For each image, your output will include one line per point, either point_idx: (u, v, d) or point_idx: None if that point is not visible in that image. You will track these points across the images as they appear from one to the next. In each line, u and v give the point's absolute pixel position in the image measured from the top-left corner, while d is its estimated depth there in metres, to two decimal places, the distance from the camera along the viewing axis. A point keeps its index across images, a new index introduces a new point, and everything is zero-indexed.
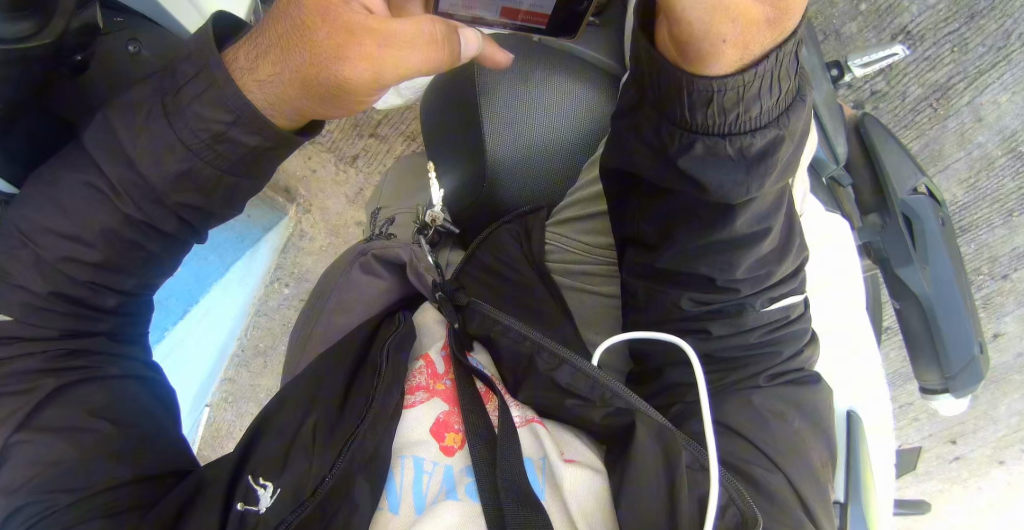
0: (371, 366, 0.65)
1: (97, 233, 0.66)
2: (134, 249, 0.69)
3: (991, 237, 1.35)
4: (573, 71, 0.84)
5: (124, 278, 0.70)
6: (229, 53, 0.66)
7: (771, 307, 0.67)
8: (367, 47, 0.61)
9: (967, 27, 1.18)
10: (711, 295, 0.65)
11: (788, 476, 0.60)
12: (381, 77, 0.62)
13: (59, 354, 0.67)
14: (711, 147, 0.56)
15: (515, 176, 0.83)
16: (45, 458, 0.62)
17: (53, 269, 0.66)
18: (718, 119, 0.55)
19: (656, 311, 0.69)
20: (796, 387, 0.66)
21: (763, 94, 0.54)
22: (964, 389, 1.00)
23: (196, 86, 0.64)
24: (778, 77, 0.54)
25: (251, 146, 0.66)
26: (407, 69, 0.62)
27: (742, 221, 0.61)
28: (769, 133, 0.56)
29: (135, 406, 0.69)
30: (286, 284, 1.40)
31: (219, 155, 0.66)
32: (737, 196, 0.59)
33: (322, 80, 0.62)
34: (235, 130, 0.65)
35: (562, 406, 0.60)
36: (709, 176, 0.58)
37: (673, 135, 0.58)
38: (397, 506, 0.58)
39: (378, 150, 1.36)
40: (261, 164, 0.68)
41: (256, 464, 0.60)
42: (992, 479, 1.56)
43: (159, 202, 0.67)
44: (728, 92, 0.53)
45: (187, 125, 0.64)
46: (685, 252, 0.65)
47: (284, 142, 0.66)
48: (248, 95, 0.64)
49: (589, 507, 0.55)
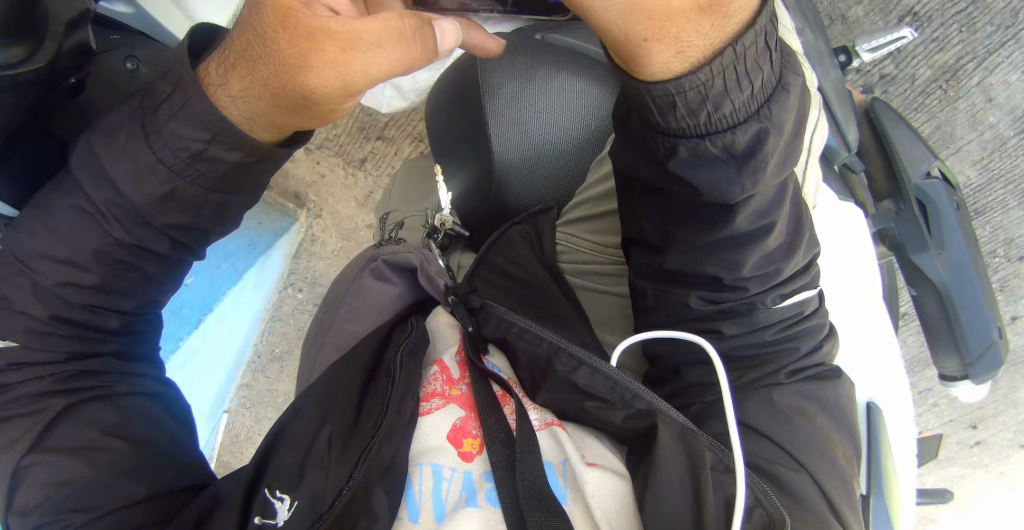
0: (386, 374, 0.64)
1: (87, 254, 0.66)
2: (129, 269, 0.69)
3: (1007, 219, 1.32)
4: (579, 69, 0.83)
5: (120, 299, 0.70)
6: (203, 69, 0.65)
7: (782, 303, 0.66)
8: (330, 53, 0.56)
9: (974, 7, 1.16)
10: (721, 293, 0.64)
11: (812, 473, 0.59)
12: (350, 83, 0.57)
13: (67, 376, 0.67)
14: (693, 149, 0.56)
15: (524, 178, 0.83)
16: (56, 480, 0.61)
17: (51, 293, 0.66)
18: (692, 121, 0.54)
19: (666, 312, 0.68)
20: (819, 382, 0.65)
21: (731, 90, 0.53)
22: (983, 376, 0.99)
23: (172, 105, 0.64)
24: (744, 68, 0.53)
25: (233, 162, 0.65)
26: (377, 71, 0.56)
27: (741, 219, 0.60)
28: (749, 127, 0.55)
29: (147, 421, 0.69)
30: (299, 289, 1.41)
31: (202, 174, 0.65)
32: (733, 196, 0.57)
33: (288, 91, 0.59)
34: (214, 148, 0.64)
35: (582, 409, 0.59)
36: (699, 177, 0.57)
37: (655, 140, 0.57)
38: (416, 514, 0.57)
39: (385, 152, 1.35)
40: (247, 179, 0.67)
41: (272, 477, 0.60)
42: (1014, 464, 1.54)
43: (147, 224, 0.66)
44: (689, 94, 0.53)
45: (168, 146, 0.64)
46: (694, 250, 0.63)
47: (267, 156, 0.65)
48: (225, 111, 0.63)
49: (614, 510, 0.55)
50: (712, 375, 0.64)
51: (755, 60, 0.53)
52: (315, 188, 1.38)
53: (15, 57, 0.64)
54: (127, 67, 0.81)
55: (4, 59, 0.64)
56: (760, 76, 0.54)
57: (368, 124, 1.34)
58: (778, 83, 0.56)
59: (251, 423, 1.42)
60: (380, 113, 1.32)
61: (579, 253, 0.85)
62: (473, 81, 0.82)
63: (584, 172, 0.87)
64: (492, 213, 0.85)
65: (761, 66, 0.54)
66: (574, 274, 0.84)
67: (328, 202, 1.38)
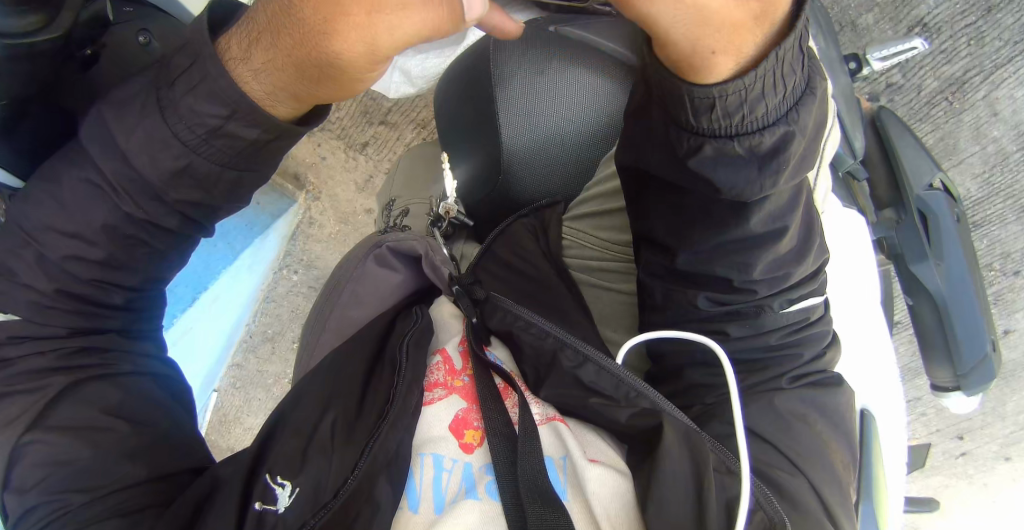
0: (388, 364, 0.65)
1: (95, 225, 0.65)
2: (138, 246, 0.68)
3: (1004, 233, 1.34)
4: (590, 63, 0.82)
5: (126, 275, 0.69)
6: (221, 44, 0.63)
7: (789, 308, 0.66)
8: (358, 17, 0.53)
9: (984, 21, 1.16)
10: (726, 295, 0.65)
11: (810, 478, 0.60)
12: (378, 47, 0.54)
13: (65, 353, 0.66)
14: (720, 149, 0.55)
15: (532, 171, 0.83)
16: (57, 458, 0.61)
17: (59, 269, 0.65)
18: (724, 122, 0.54)
19: (676, 313, 0.68)
20: (824, 389, 0.66)
21: (766, 94, 0.53)
22: (975, 388, 0.99)
23: (189, 78, 0.62)
24: (781, 72, 0.52)
25: (252, 140, 0.64)
26: (405, 36, 0.53)
27: (755, 222, 0.60)
28: (777, 130, 0.55)
29: (146, 401, 0.68)
30: (295, 271, 1.40)
31: (218, 150, 0.64)
32: (752, 195, 0.57)
33: (315, 59, 0.56)
34: (233, 125, 0.63)
35: (584, 405, 0.59)
36: (720, 177, 0.57)
37: (680, 137, 0.56)
38: (416, 504, 0.57)
39: (388, 137, 1.33)
40: (272, 154, 0.66)
41: (273, 462, 0.59)
42: (998, 475, 1.56)
43: (159, 199, 0.66)
44: (730, 98, 0.52)
45: (185, 122, 0.63)
46: (701, 252, 0.64)
47: (285, 133, 0.64)
48: (248, 88, 0.62)
49: (615, 506, 0.55)
50: (715, 377, 0.65)
51: (790, 63, 0.53)
52: (315, 170, 1.36)
53: (32, 25, 0.64)
54: (139, 41, 0.80)
55: (17, 27, 0.63)
56: (793, 79, 0.54)
57: (372, 107, 1.32)
58: (807, 84, 0.56)
59: (241, 404, 1.43)
60: (384, 99, 1.30)
61: (581, 250, 0.85)
62: (482, 71, 0.82)
63: (590, 169, 0.87)
64: (495, 206, 0.85)
65: (795, 70, 0.53)
66: (578, 269, 0.84)
67: (328, 184, 1.37)
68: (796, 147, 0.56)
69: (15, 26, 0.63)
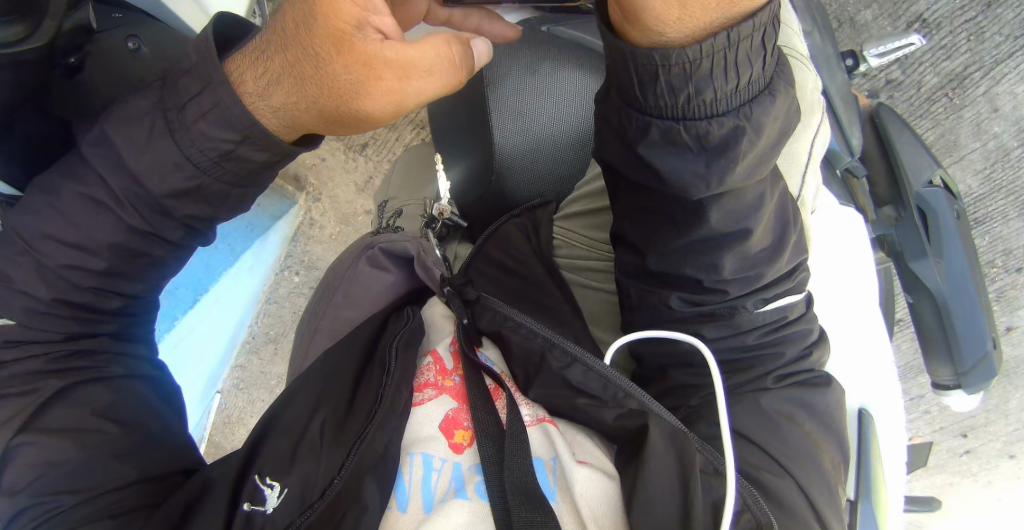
0: (379, 364, 0.65)
1: (101, 241, 0.66)
2: (134, 253, 0.68)
3: (1006, 230, 1.33)
4: (581, 63, 0.82)
5: (121, 281, 0.69)
6: (233, 69, 0.63)
7: (765, 308, 0.65)
8: (390, 82, 0.58)
9: (984, 16, 1.15)
10: (702, 295, 0.64)
11: (797, 479, 0.60)
12: (403, 106, 0.60)
13: (60, 355, 0.66)
14: (666, 132, 0.56)
15: (525, 171, 0.82)
16: (50, 460, 0.62)
17: (55, 276, 0.65)
18: (669, 100, 0.54)
19: (650, 315, 0.67)
20: (811, 389, 0.65)
21: (715, 78, 0.52)
22: (976, 386, 0.98)
23: (193, 96, 0.63)
24: (733, 58, 0.52)
25: (260, 162, 0.65)
26: (427, 96, 0.60)
27: (715, 217, 0.60)
28: (727, 122, 0.54)
29: (140, 406, 0.69)
30: (296, 273, 1.40)
31: (230, 172, 0.65)
32: (698, 191, 0.57)
33: (343, 113, 0.61)
34: (243, 148, 0.64)
35: (572, 405, 0.59)
36: (665, 163, 0.57)
37: (631, 118, 0.57)
38: (404, 504, 0.57)
39: (387, 138, 1.34)
40: (268, 173, 0.67)
41: (263, 463, 0.60)
42: (1001, 473, 1.55)
43: (158, 208, 0.66)
44: (674, 69, 0.52)
45: (182, 131, 0.63)
46: (672, 253, 0.63)
47: (291, 155, 0.66)
48: (262, 120, 0.63)
49: (602, 507, 0.55)
50: (705, 377, 0.64)
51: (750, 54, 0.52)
52: (316, 171, 1.36)
53: (17, 34, 0.65)
54: (129, 47, 0.81)
55: (3, 37, 0.64)
56: (750, 71, 0.53)
57: None
58: (769, 85, 0.55)
59: (244, 405, 1.43)
60: None
61: (572, 250, 0.84)
62: (474, 72, 0.81)
63: (583, 169, 0.86)
64: (489, 206, 0.85)
65: (754, 62, 0.53)
66: (568, 268, 0.84)
67: (328, 186, 1.37)
68: (748, 143, 0.55)
69: (3, 34, 0.64)
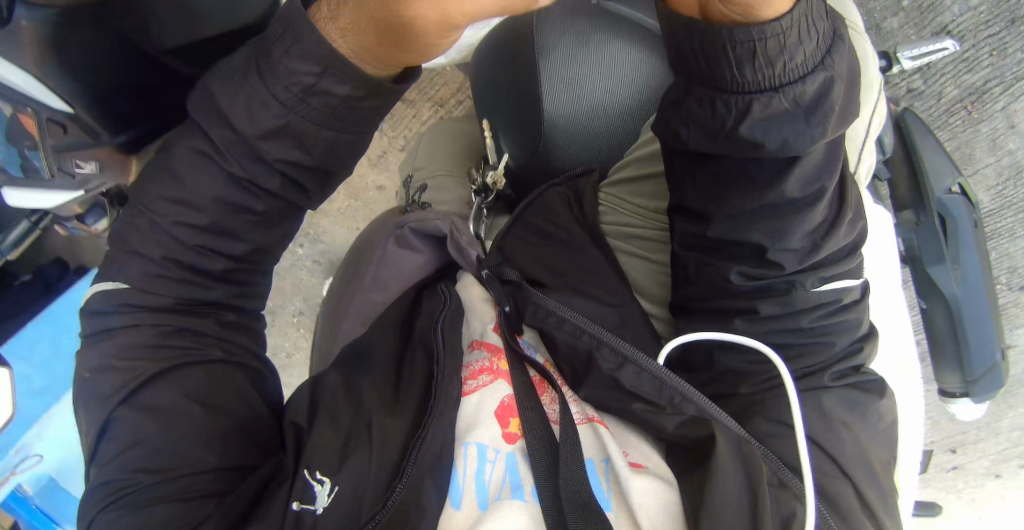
0: (425, 353, 0.63)
1: (207, 196, 0.63)
2: (240, 213, 0.65)
3: (1013, 247, 1.35)
4: (632, 29, 0.82)
5: (232, 242, 0.66)
6: (314, 10, 0.64)
7: (822, 287, 0.64)
8: None
9: (1006, 32, 1.15)
10: (760, 269, 0.64)
11: (854, 484, 0.60)
12: (449, 18, 0.53)
13: (169, 329, 0.64)
14: (766, 105, 0.54)
15: (570, 139, 0.81)
16: (145, 440, 0.59)
17: (167, 231, 0.64)
18: (750, 75, 0.53)
19: (703, 287, 0.68)
20: (865, 392, 0.64)
21: (801, 42, 0.52)
22: (984, 394, 1.00)
23: (282, 36, 0.60)
24: (810, 19, 0.52)
25: (342, 97, 0.61)
26: (475, 12, 0.52)
27: (791, 183, 0.59)
28: (818, 76, 0.53)
29: (235, 394, 0.64)
30: (302, 246, 1.36)
31: (315, 109, 0.61)
32: (802, 149, 0.56)
33: (392, 21, 0.55)
34: (325, 82, 0.60)
35: (628, 409, 0.58)
36: (772, 137, 0.55)
37: (726, 104, 0.55)
38: (459, 500, 0.55)
39: (404, 114, 1.31)
40: (359, 113, 0.62)
41: (311, 458, 0.58)
42: (985, 491, 1.59)
43: (260, 159, 0.63)
44: (771, 41, 0.51)
45: (280, 81, 0.60)
46: (738, 218, 0.63)
47: (374, 93, 0.61)
48: (334, 43, 0.61)
49: (661, 519, 0.54)
50: (763, 373, 0.63)
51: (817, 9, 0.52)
52: None
53: None
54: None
55: None
56: (821, 24, 0.53)
57: None
58: (837, 31, 0.54)
59: None
60: None
61: (618, 215, 0.81)
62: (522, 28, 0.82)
63: (630, 142, 0.84)
64: (529, 175, 0.84)
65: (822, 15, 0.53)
66: (615, 236, 0.81)
67: None
68: (838, 91, 0.54)
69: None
